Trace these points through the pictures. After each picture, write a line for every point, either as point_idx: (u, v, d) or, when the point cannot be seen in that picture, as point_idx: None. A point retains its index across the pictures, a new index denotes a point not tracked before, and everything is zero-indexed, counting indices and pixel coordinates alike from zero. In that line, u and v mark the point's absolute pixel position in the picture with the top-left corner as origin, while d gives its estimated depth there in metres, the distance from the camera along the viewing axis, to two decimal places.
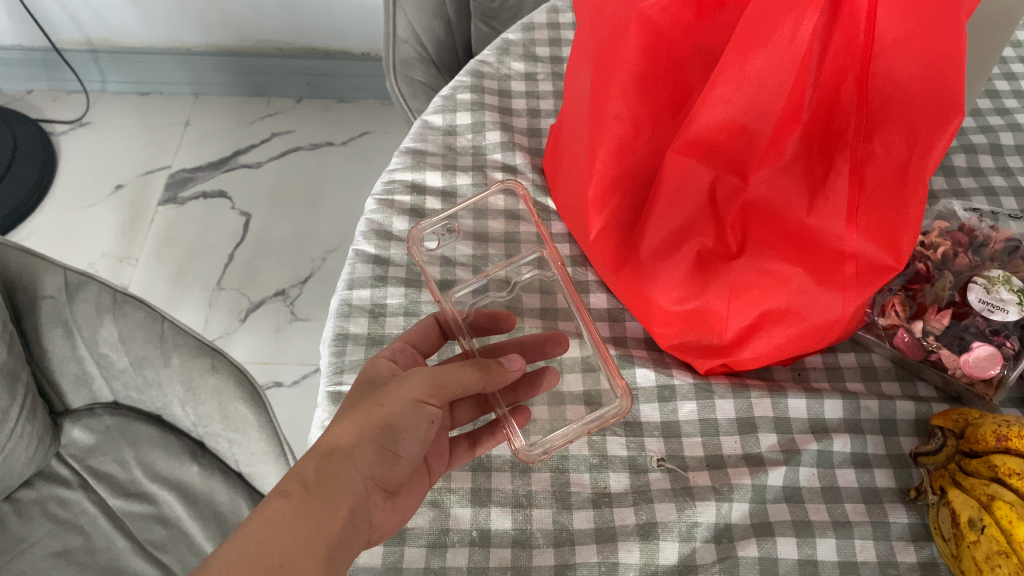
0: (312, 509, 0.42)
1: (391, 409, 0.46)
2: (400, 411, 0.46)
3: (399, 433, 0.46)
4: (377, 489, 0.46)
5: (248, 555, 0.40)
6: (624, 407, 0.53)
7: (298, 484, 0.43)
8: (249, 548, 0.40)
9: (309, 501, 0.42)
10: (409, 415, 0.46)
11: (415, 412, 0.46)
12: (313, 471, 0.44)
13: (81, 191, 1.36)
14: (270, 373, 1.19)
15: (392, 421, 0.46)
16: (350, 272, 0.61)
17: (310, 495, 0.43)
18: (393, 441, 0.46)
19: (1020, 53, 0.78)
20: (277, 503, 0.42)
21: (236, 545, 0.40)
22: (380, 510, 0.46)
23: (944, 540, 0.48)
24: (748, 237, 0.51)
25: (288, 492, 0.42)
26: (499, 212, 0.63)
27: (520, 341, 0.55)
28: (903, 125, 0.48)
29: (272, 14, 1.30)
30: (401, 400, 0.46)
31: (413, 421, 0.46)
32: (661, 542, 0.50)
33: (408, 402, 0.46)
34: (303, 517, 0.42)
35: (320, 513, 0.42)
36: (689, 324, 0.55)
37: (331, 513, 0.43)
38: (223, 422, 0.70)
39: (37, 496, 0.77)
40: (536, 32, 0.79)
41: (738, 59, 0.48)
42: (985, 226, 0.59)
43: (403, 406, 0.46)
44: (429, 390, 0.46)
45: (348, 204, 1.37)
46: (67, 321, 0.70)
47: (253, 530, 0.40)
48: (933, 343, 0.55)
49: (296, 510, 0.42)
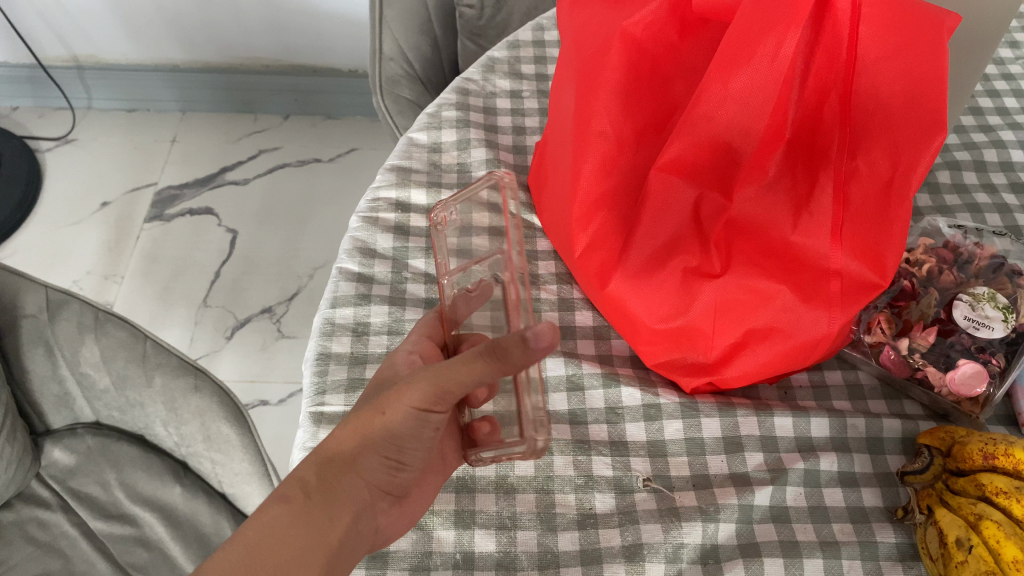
0: (312, 517, 0.44)
1: (393, 420, 0.44)
2: (403, 424, 0.44)
3: (404, 443, 0.45)
4: (382, 494, 0.47)
5: (245, 559, 0.41)
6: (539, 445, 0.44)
7: (298, 489, 0.44)
8: (244, 554, 0.41)
9: (309, 508, 0.44)
10: (412, 426, 0.45)
11: (417, 423, 0.45)
12: (314, 476, 0.45)
13: (68, 208, 1.35)
14: (256, 391, 1.18)
15: (393, 430, 0.45)
16: (334, 290, 0.61)
17: (309, 500, 0.44)
18: (397, 451, 0.46)
19: (1002, 70, 0.79)
20: (276, 508, 0.43)
21: (232, 548, 0.42)
22: (387, 515, 0.47)
23: (931, 560, 0.47)
24: (733, 255, 0.51)
25: (288, 497, 0.44)
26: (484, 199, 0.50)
27: (522, 333, 0.37)
28: (884, 143, 0.48)
29: (259, 32, 1.31)
30: (401, 411, 0.44)
31: (414, 431, 0.45)
32: (647, 564, 0.49)
33: (408, 413, 0.44)
34: (300, 523, 0.43)
35: (320, 521, 0.44)
36: (675, 343, 0.55)
37: (331, 521, 0.44)
38: (206, 442, 0.69)
39: (16, 518, 0.75)
40: (522, 50, 0.79)
41: (721, 77, 0.48)
42: (970, 243, 0.59)
43: (405, 417, 0.44)
44: (427, 399, 0.43)
45: (336, 221, 1.37)
46: (48, 340, 0.70)
47: (250, 534, 0.42)
48: (919, 360, 0.55)
49: (295, 516, 0.43)
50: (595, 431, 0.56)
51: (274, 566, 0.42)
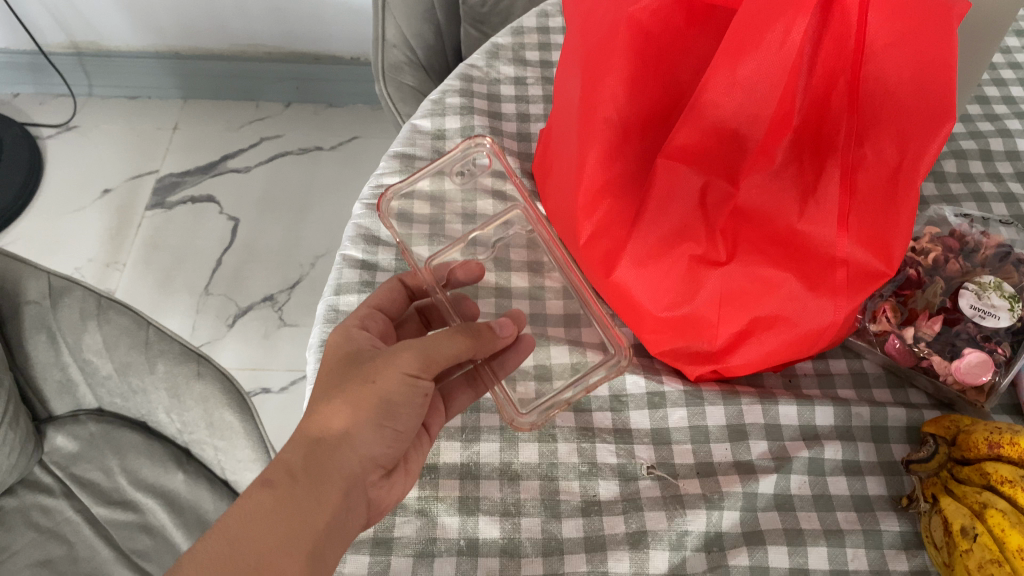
0: (298, 499, 0.44)
1: (385, 386, 0.47)
2: (396, 387, 0.47)
3: (397, 407, 0.48)
4: (375, 468, 0.48)
5: (226, 550, 0.42)
6: (622, 363, 0.54)
7: (284, 473, 0.45)
8: (225, 544, 0.42)
9: (295, 490, 0.44)
10: (405, 391, 0.48)
11: (410, 389, 0.48)
12: (301, 459, 0.46)
13: (69, 195, 1.35)
14: (257, 379, 1.19)
15: (387, 397, 0.47)
16: (338, 277, 0.61)
17: (296, 483, 0.45)
18: (390, 416, 0.48)
19: (1010, 57, 0.78)
20: (260, 493, 0.44)
21: (214, 540, 0.42)
22: (377, 488, 0.48)
23: (936, 548, 0.47)
24: (739, 243, 0.50)
25: (273, 482, 0.44)
26: (486, 171, 0.63)
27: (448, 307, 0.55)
28: (892, 130, 0.48)
29: (261, 19, 1.30)
30: (393, 376, 0.47)
31: (408, 397, 0.48)
32: (651, 551, 0.49)
33: (401, 378, 0.47)
34: (286, 508, 0.44)
35: (308, 503, 0.44)
36: (680, 331, 0.55)
37: (319, 503, 0.45)
38: (209, 429, 0.69)
39: (20, 504, 0.76)
40: (526, 36, 0.78)
41: (728, 63, 0.48)
42: (976, 232, 0.59)
43: (398, 382, 0.47)
44: (419, 364, 0.47)
45: (338, 210, 1.36)
46: (50, 327, 0.69)
47: (231, 524, 0.43)
48: (924, 350, 0.54)
49: (281, 500, 0.44)
50: (599, 418, 0.56)
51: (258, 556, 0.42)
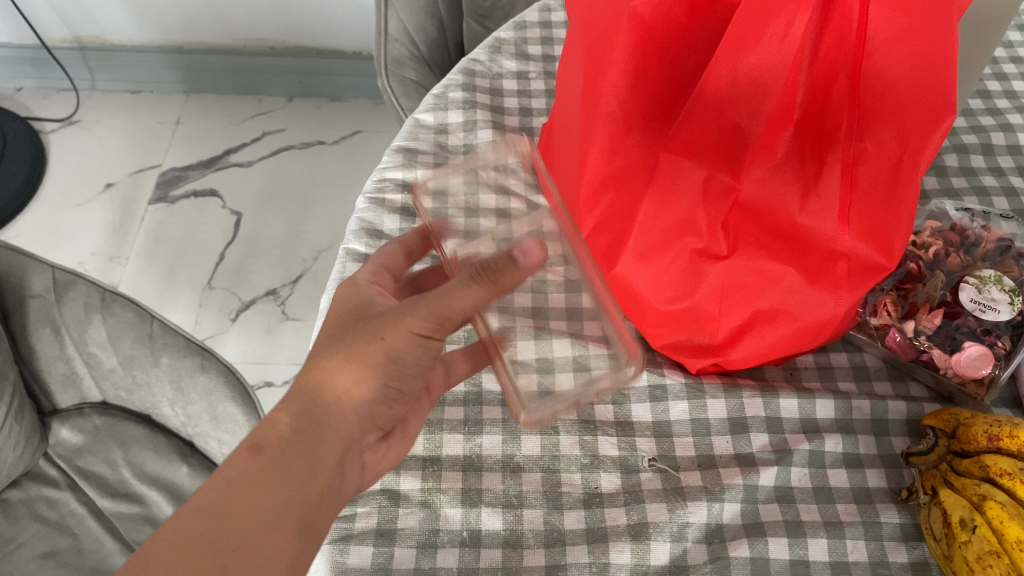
0: (290, 466, 0.45)
1: (394, 345, 0.45)
2: (405, 347, 0.46)
3: (405, 366, 0.47)
4: (371, 433, 0.49)
5: (213, 511, 0.43)
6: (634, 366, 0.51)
7: (275, 438, 0.45)
8: (213, 504, 0.43)
9: (285, 457, 0.45)
10: (416, 351, 0.46)
11: (421, 348, 0.46)
12: (293, 422, 0.46)
13: (71, 189, 1.35)
14: (259, 373, 1.19)
15: (395, 355, 0.46)
16: (341, 271, 0.61)
17: (287, 449, 0.45)
18: (396, 376, 0.47)
19: (1011, 52, 0.78)
20: (248, 457, 0.44)
21: (202, 497, 0.43)
22: (371, 451, 0.49)
23: (936, 540, 0.47)
24: (740, 236, 0.50)
25: (262, 447, 0.45)
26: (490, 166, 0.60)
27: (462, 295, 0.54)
28: (894, 124, 0.48)
29: (263, 12, 1.31)
30: (402, 337, 0.45)
31: (417, 357, 0.47)
32: (652, 542, 0.50)
33: (411, 339, 0.45)
34: (275, 474, 0.44)
35: (299, 470, 0.45)
36: (680, 324, 0.56)
37: (311, 470, 0.45)
38: (213, 422, 0.70)
39: (25, 496, 0.76)
40: (529, 31, 0.79)
41: (728, 58, 0.48)
42: (976, 226, 0.59)
43: (408, 343, 0.45)
44: (431, 326, 0.45)
45: (339, 203, 1.36)
46: (55, 320, 0.70)
47: (218, 486, 0.43)
48: (924, 343, 0.55)
49: (270, 465, 0.44)
50: (601, 412, 0.57)
51: (243, 521, 0.43)
